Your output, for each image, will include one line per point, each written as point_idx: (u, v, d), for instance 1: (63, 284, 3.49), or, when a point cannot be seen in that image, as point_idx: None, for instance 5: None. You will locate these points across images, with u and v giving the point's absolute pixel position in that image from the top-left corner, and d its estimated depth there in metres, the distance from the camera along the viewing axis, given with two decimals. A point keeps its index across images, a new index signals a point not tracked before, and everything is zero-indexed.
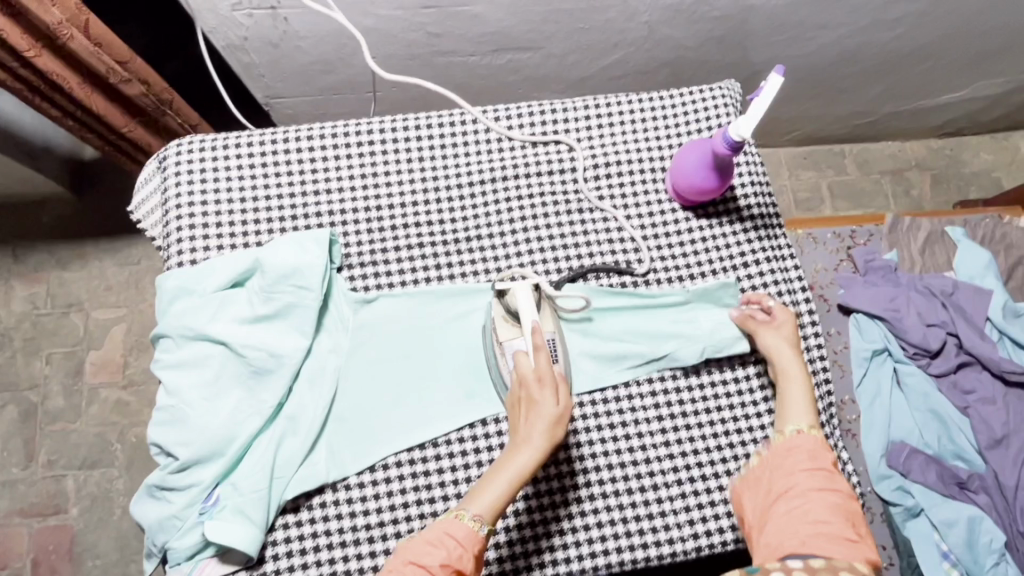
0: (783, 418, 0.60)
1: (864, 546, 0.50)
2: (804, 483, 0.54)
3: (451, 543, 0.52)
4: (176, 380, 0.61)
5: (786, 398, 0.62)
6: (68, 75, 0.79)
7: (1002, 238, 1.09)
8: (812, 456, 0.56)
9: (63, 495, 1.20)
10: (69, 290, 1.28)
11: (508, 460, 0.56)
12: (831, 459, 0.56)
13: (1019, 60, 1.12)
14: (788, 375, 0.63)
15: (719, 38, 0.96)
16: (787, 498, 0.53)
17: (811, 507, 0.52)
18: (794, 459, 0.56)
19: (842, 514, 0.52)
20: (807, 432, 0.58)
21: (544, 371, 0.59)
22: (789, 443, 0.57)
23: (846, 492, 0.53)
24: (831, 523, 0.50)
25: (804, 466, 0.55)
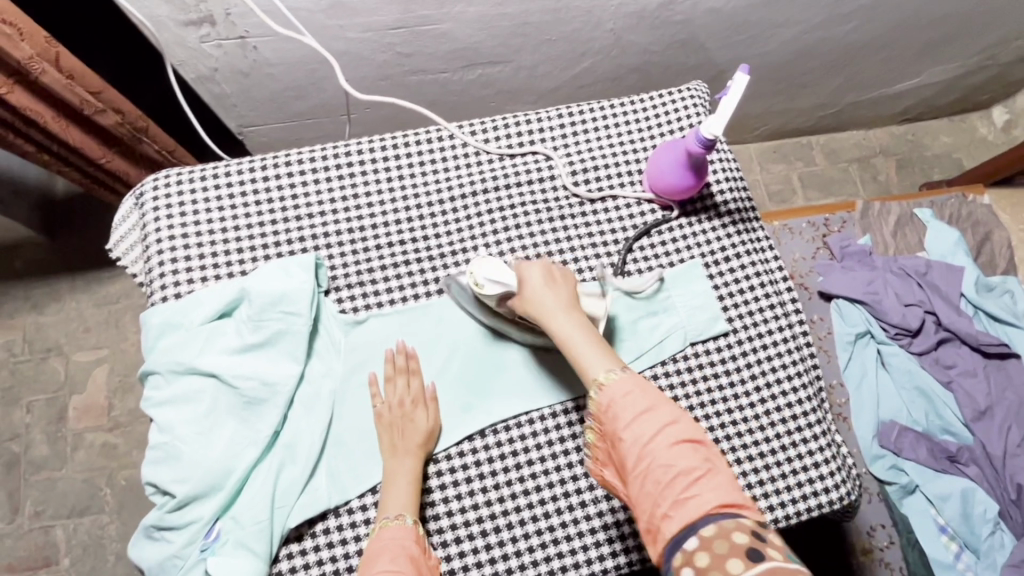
0: (585, 376, 0.56)
1: (717, 468, 0.49)
2: (640, 437, 0.51)
3: (396, 545, 0.56)
4: (168, 417, 0.60)
5: (571, 347, 0.58)
6: (41, 108, 0.78)
7: (968, 216, 1.13)
8: (629, 405, 0.52)
9: (52, 546, 1.16)
10: (47, 334, 1.25)
11: (396, 469, 0.60)
12: (642, 382, 0.54)
13: (967, 46, 1.17)
14: (564, 321, 0.59)
15: (682, 42, 0.99)
16: (635, 466, 0.51)
17: (658, 466, 0.49)
18: (619, 421, 0.52)
19: (688, 450, 0.50)
20: (605, 379, 0.54)
21: (417, 393, 0.64)
22: (607, 401, 0.53)
23: (675, 419, 0.52)
24: (684, 471, 0.49)
25: (634, 419, 0.52)
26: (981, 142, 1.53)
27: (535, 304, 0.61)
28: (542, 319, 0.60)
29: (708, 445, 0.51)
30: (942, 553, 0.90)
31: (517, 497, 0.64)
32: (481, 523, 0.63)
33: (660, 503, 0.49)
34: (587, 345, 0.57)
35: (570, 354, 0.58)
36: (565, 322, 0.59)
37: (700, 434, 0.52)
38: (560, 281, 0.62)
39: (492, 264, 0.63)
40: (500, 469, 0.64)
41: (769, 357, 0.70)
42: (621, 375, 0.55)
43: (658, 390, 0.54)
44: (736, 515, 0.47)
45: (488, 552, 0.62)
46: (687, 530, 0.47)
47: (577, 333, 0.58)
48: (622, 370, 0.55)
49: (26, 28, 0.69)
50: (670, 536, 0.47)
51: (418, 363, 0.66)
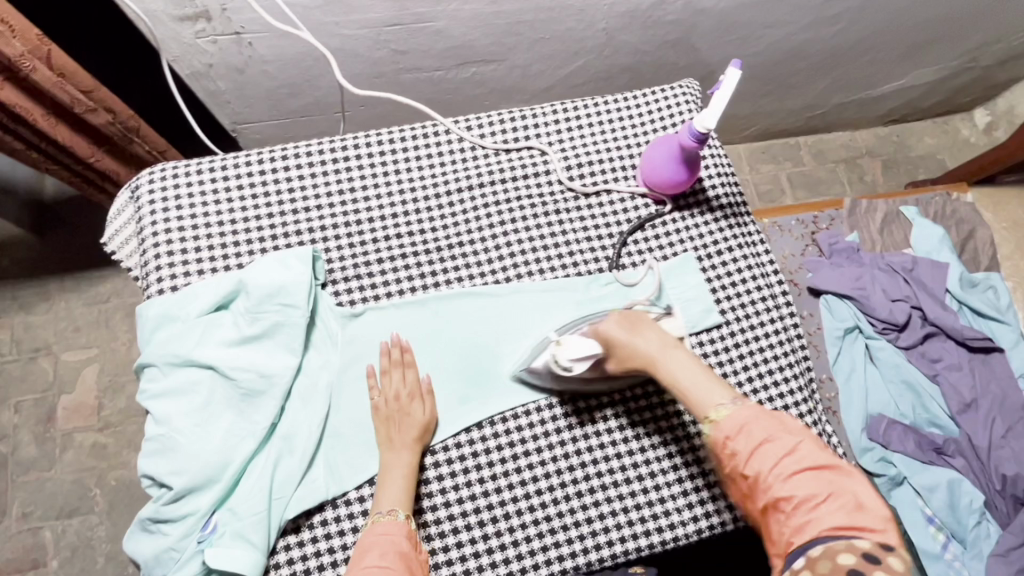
0: (699, 414, 0.57)
1: (841, 492, 0.48)
2: (760, 468, 0.51)
3: (386, 540, 0.56)
4: (165, 409, 0.60)
5: (682, 390, 0.58)
6: (31, 106, 0.79)
7: (952, 214, 1.15)
8: (747, 432, 0.53)
9: (41, 548, 1.15)
10: (35, 334, 1.24)
11: (391, 463, 0.61)
12: (757, 412, 0.54)
13: (950, 49, 1.20)
14: (669, 366, 0.59)
15: (674, 41, 1.00)
16: (757, 497, 0.51)
17: (776, 496, 0.50)
18: (738, 456, 0.53)
19: (812, 474, 0.50)
20: (721, 414, 0.54)
21: (413, 385, 0.64)
22: (722, 436, 0.54)
23: (793, 446, 0.51)
24: (802, 500, 0.48)
25: (752, 444, 0.52)
26: (964, 143, 1.57)
27: (633, 356, 0.61)
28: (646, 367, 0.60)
29: (835, 469, 0.50)
30: (927, 543, 0.92)
31: (514, 487, 0.64)
32: (478, 514, 0.63)
33: (785, 527, 0.49)
34: (698, 383, 0.57)
35: (682, 397, 0.58)
36: (670, 365, 0.59)
37: (824, 458, 0.50)
38: (646, 325, 0.62)
39: (570, 343, 0.63)
40: (497, 461, 0.65)
41: (761, 348, 0.71)
42: (733, 407, 0.55)
43: (778, 417, 0.54)
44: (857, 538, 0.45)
45: (485, 543, 0.63)
46: (803, 557, 0.46)
47: (685, 374, 0.58)
48: (732, 401, 0.55)
49: (18, 25, 0.70)
50: (791, 562, 0.47)
51: (413, 355, 0.66)
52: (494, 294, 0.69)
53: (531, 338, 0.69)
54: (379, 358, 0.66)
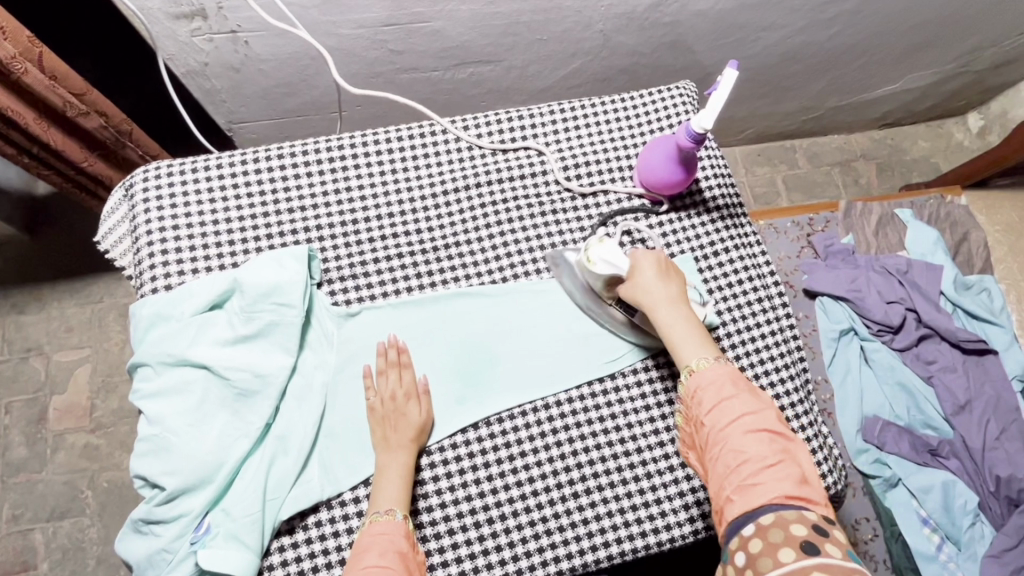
0: (679, 358, 0.60)
1: (790, 460, 0.52)
2: (719, 422, 0.54)
3: (383, 540, 0.56)
4: (159, 409, 0.60)
5: (671, 334, 0.60)
6: (23, 110, 0.78)
7: (946, 217, 1.16)
8: (714, 390, 0.56)
9: (31, 550, 1.13)
10: (27, 334, 1.23)
11: (387, 464, 0.60)
12: (733, 373, 0.57)
13: (945, 53, 1.21)
14: (668, 313, 0.61)
15: (670, 43, 1.00)
16: (709, 448, 0.54)
17: (730, 450, 0.52)
18: (702, 406, 0.56)
19: (765, 439, 0.53)
20: (697, 370, 0.57)
21: (410, 386, 0.64)
22: (694, 386, 0.57)
23: (756, 411, 0.54)
24: (755, 459, 0.51)
25: (715, 403, 0.55)
26: (957, 147, 1.58)
27: (641, 292, 0.62)
28: (646, 308, 0.62)
29: (787, 439, 0.53)
30: (923, 544, 0.92)
31: (511, 488, 0.64)
32: (474, 515, 0.63)
33: (729, 484, 0.52)
34: (689, 335, 0.60)
35: (670, 340, 0.60)
36: (667, 314, 0.61)
37: (780, 427, 0.54)
38: (672, 273, 0.64)
39: (610, 249, 0.64)
40: (493, 461, 0.65)
41: (758, 349, 0.71)
42: (714, 364, 0.57)
43: (748, 382, 0.57)
44: (799, 508, 0.49)
45: (481, 544, 0.63)
46: (748, 516, 0.50)
47: (680, 326, 0.60)
48: (715, 359, 0.58)
49: (9, 27, 0.69)
50: (733, 519, 0.50)
51: (409, 355, 0.65)
52: (491, 294, 0.69)
53: (528, 338, 0.68)
54: (375, 359, 0.65)
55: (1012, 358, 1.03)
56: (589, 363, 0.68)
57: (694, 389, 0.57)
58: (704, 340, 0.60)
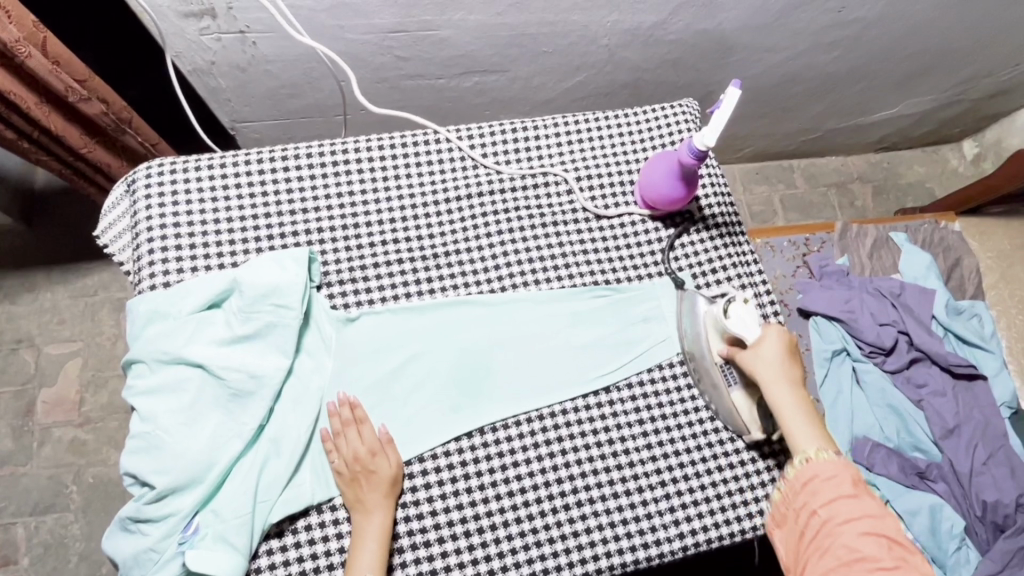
0: (793, 443, 0.60)
1: (907, 568, 0.52)
2: (837, 516, 0.55)
3: None
4: (152, 407, 0.59)
5: (788, 419, 0.60)
6: (26, 94, 0.77)
7: (940, 241, 1.17)
8: (833, 484, 0.57)
9: (12, 545, 1.12)
10: (18, 325, 1.22)
11: (363, 527, 0.59)
12: (855, 476, 0.57)
13: (943, 80, 1.23)
14: (788, 398, 0.61)
15: (674, 61, 1.01)
16: (821, 538, 0.55)
17: (845, 546, 0.53)
18: (816, 496, 0.57)
19: (879, 541, 0.54)
20: (816, 460, 0.58)
21: (372, 442, 0.62)
22: (809, 473, 0.58)
23: (875, 514, 0.55)
24: (870, 559, 0.53)
25: (834, 496, 0.56)
26: (952, 173, 1.60)
27: (762, 366, 0.62)
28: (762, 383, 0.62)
29: (903, 546, 0.54)
30: None
31: (502, 498, 0.64)
32: (465, 523, 0.63)
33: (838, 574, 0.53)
34: (807, 423, 0.60)
35: (785, 423, 0.61)
36: (785, 396, 0.61)
37: (897, 533, 0.55)
38: (795, 358, 0.63)
39: (750, 312, 0.65)
40: (486, 471, 0.65)
41: None
42: (835, 459, 0.58)
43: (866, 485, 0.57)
44: None
45: (471, 552, 0.62)
46: None
47: (798, 412, 0.61)
48: (834, 453, 0.59)
49: (13, 9, 0.69)
50: None
51: (364, 410, 0.64)
52: (490, 303, 0.69)
53: (526, 348, 0.69)
54: (329, 421, 0.63)
55: (1000, 384, 1.05)
56: (585, 375, 0.68)
57: (807, 476, 0.58)
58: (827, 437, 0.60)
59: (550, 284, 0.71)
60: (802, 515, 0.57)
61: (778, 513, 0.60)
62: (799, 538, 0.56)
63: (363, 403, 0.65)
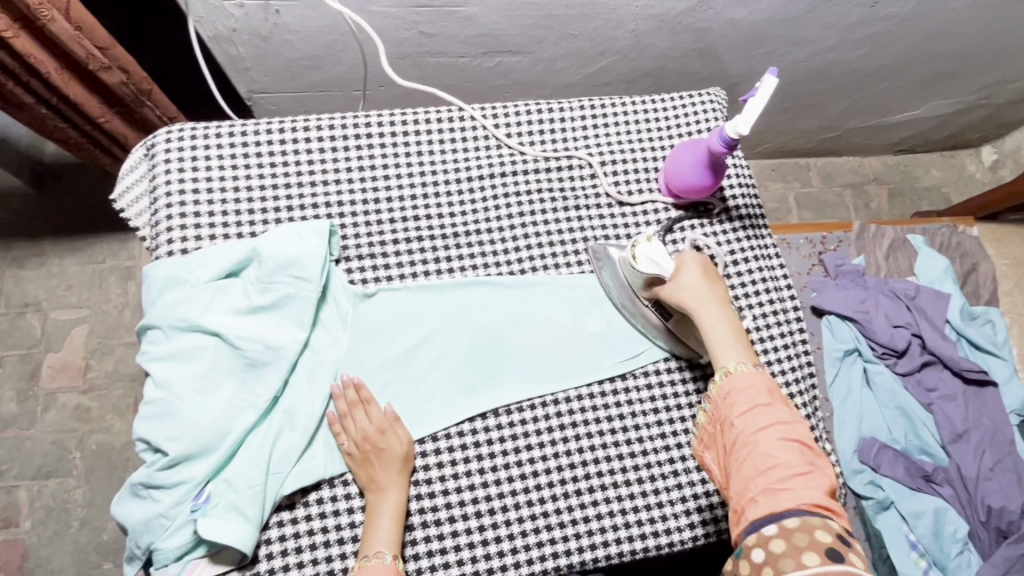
0: (715, 359, 0.59)
1: (820, 472, 0.51)
2: (751, 427, 0.53)
3: None
4: (167, 373, 0.59)
5: (712, 335, 0.60)
6: (45, 59, 0.75)
7: (957, 246, 1.16)
8: (748, 394, 0.55)
9: (14, 507, 1.12)
10: (25, 289, 1.21)
11: (377, 504, 0.59)
12: (769, 383, 0.56)
13: (970, 83, 1.21)
14: (712, 316, 0.60)
15: (700, 50, 1.00)
16: (738, 450, 0.53)
17: (759, 455, 0.52)
18: (734, 408, 0.55)
19: (795, 448, 0.52)
20: (736, 371, 0.57)
21: (380, 419, 0.61)
22: (728, 388, 0.56)
23: (788, 421, 0.53)
24: (786, 466, 0.51)
25: (747, 406, 0.54)
26: (969, 179, 1.58)
27: (683, 292, 0.62)
28: (687, 307, 0.62)
29: (816, 449, 0.52)
30: (910, 568, 0.93)
31: (515, 481, 0.64)
32: (477, 504, 0.63)
33: (753, 488, 0.51)
34: (730, 339, 0.59)
35: (709, 339, 0.60)
36: (710, 315, 0.60)
37: (810, 439, 0.53)
38: (715, 278, 0.63)
39: (657, 249, 0.64)
40: (499, 453, 0.64)
41: (768, 360, 0.71)
42: (751, 369, 0.57)
43: (782, 394, 0.56)
44: (824, 515, 0.49)
45: (481, 534, 0.62)
46: (771, 518, 0.49)
47: (722, 329, 0.60)
48: (753, 365, 0.57)
49: None
50: (754, 519, 0.50)
51: (368, 390, 0.63)
52: (508, 285, 0.69)
53: (544, 331, 0.68)
54: (334, 403, 0.62)
55: (1010, 391, 1.05)
56: (601, 361, 0.68)
57: (727, 390, 0.56)
58: (751, 350, 0.60)
59: (571, 270, 0.70)
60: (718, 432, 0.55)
61: (706, 436, 0.58)
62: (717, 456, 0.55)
63: (377, 380, 0.64)
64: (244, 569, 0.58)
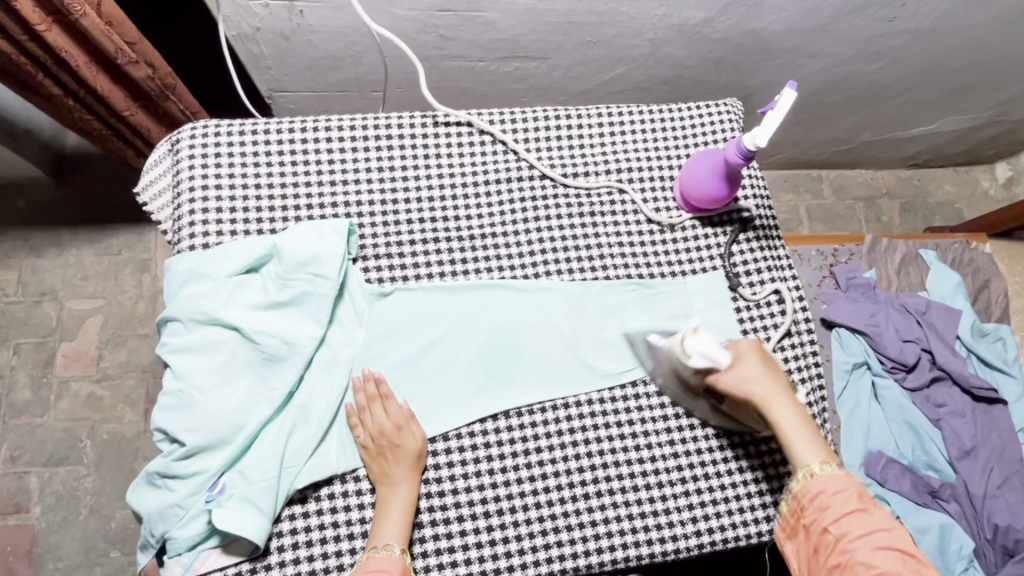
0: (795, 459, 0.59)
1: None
2: (849, 532, 0.55)
3: None
4: (186, 365, 0.60)
5: (789, 436, 0.59)
6: (77, 53, 0.76)
7: (969, 262, 1.16)
8: (843, 498, 0.56)
9: (25, 493, 1.14)
10: (42, 278, 1.23)
11: (388, 498, 0.60)
12: (860, 488, 0.57)
13: (987, 99, 1.21)
14: (783, 413, 0.60)
15: (717, 60, 1.00)
16: (836, 553, 0.55)
17: (860, 561, 0.53)
18: (825, 512, 0.57)
19: (894, 554, 0.53)
20: (822, 475, 0.57)
21: (396, 416, 0.62)
22: (818, 490, 0.57)
23: (886, 527, 0.55)
24: (888, 573, 0.52)
25: (843, 511, 0.56)
26: (983, 195, 1.58)
27: (749, 385, 0.61)
28: (758, 403, 0.61)
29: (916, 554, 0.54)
30: None
31: (524, 483, 0.65)
32: (485, 504, 0.64)
33: None
34: (805, 436, 0.59)
35: (785, 439, 0.60)
36: (784, 414, 0.60)
37: (909, 544, 0.54)
38: (776, 367, 0.63)
39: (706, 340, 0.61)
40: (509, 453, 0.65)
41: None
42: (837, 472, 0.58)
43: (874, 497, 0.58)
44: None
45: (489, 534, 0.63)
46: None
47: (796, 427, 0.60)
48: (835, 465, 0.58)
49: None
50: None
51: (389, 386, 0.64)
52: (522, 287, 0.69)
53: (556, 333, 0.69)
54: (354, 396, 0.63)
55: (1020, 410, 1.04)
56: (613, 366, 0.68)
57: (818, 493, 0.58)
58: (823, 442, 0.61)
59: (585, 275, 0.71)
60: (812, 531, 0.57)
61: (787, 525, 0.60)
62: (812, 554, 0.57)
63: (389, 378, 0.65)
64: (255, 560, 0.59)
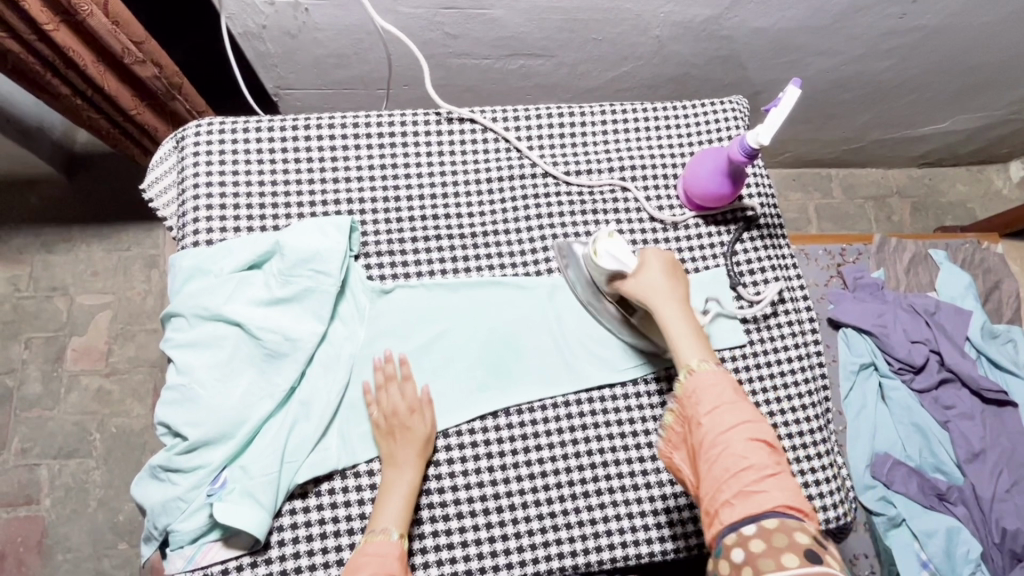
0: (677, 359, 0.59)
1: (785, 470, 0.52)
2: (719, 427, 0.53)
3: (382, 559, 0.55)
4: (189, 360, 0.61)
5: (673, 335, 0.59)
6: (85, 54, 0.77)
7: (980, 263, 1.14)
8: (714, 394, 0.55)
9: (35, 485, 1.15)
10: (53, 274, 1.24)
11: (393, 481, 0.60)
12: (733, 382, 0.56)
13: (1000, 97, 1.19)
14: (672, 314, 0.60)
15: (724, 58, 0.99)
16: (707, 449, 0.53)
17: (731, 455, 0.51)
18: (700, 408, 0.55)
19: (764, 446, 0.52)
20: (700, 370, 0.57)
21: (411, 398, 0.63)
22: (693, 386, 0.56)
23: (752, 419, 0.54)
24: (756, 466, 0.51)
25: (715, 405, 0.54)
26: (997, 195, 1.55)
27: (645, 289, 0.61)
28: (650, 303, 0.61)
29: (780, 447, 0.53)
30: None
31: (523, 480, 0.65)
32: (484, 501, 0.64)
33: (725, 491, 0.51)
34: (689, 338, 0.59)
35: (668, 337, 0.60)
36: (675, 314, 0.60)
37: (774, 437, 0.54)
38: (678, 276, 0.63)
39: (618, 245, 0.63)
40: (509, 451, 0.65)
41: (781, 371, 0.71)
42: (711, 366, 0.57)
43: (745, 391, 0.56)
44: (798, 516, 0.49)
45: (489, 530, 0.63)
46: (749, 520, 0.49)
47: (681, 327, 0.59)
48: (714, 363, 0.58)
49: None
50: (728, 523, 0.50)
51: (410, 368, 0.64)
52: (523, 285, 0.69)
53: (557, 331, 0.69)
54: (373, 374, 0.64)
55: None
56: (613, 363, 0.68)
57: (693, 390, 0.56)
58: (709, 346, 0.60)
59: None
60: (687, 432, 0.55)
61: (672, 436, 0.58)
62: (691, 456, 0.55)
63: None
64: (256, 554, 0.60)
